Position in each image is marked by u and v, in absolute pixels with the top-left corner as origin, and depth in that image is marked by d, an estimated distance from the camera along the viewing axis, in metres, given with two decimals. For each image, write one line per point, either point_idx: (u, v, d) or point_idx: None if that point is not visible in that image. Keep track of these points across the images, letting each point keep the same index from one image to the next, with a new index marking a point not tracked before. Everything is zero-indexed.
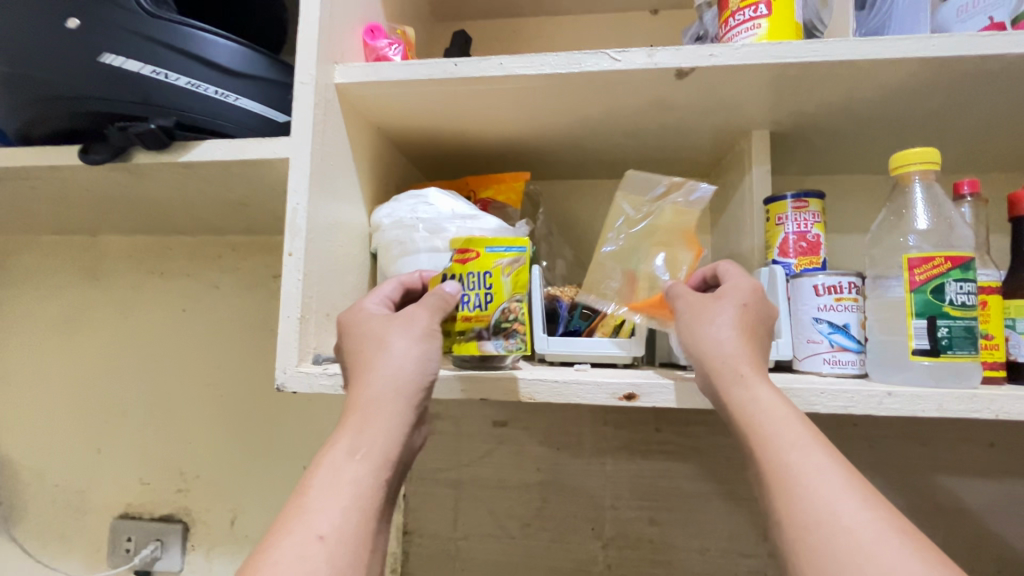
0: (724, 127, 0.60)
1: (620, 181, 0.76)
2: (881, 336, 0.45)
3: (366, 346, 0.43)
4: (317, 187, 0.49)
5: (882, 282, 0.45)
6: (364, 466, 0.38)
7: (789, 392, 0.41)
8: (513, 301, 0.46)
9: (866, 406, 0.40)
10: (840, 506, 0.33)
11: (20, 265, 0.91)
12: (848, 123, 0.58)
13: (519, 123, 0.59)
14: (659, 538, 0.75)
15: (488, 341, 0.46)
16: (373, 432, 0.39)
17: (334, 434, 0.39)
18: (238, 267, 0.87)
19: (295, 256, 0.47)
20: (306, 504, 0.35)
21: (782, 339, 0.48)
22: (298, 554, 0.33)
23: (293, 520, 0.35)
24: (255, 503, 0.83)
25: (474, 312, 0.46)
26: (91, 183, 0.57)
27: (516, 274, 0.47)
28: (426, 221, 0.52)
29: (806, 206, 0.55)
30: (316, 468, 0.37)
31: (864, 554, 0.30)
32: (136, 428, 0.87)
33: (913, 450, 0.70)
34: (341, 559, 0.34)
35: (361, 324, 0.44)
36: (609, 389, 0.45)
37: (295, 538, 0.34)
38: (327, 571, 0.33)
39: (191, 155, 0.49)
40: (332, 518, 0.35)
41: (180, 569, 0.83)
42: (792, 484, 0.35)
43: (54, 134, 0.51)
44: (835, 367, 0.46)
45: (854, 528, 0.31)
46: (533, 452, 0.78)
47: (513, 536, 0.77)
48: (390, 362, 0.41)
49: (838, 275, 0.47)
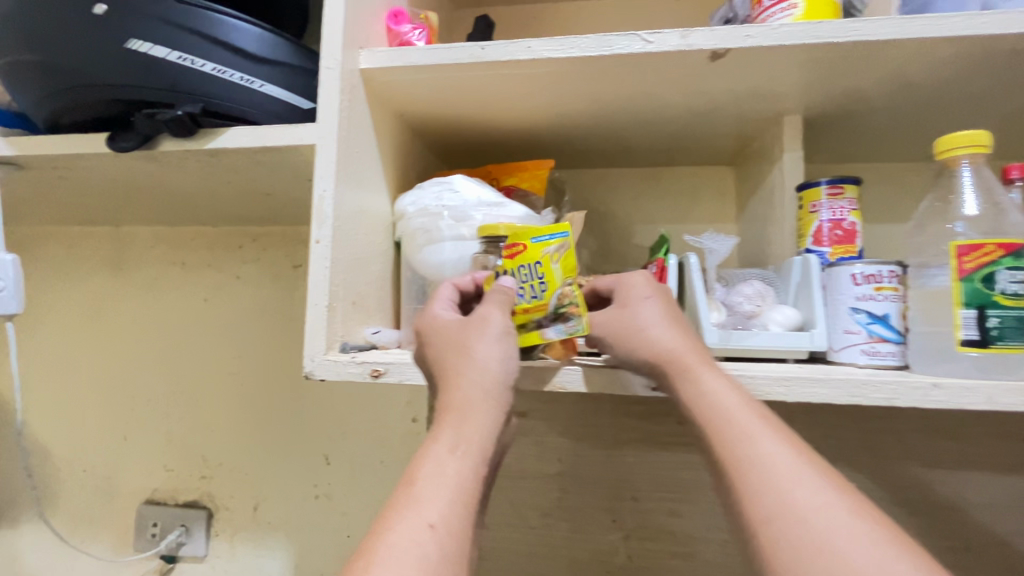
0: (754, 113, 0.58)
1: (643, 170, 0.75)
2: (924, 326, 0.44)
3: (452, 346, 0.42)
4: (343, 174, 0.48)
5: (925, 272, 0.44)
6: (463, 461, 0.37)
7: (829, 382, 0.40)
8: (566, 285, 0.44)
9: (910, 399, 0.39)
10: (793, 494, 0.34)
11: (47, 255, 0.92)
12: (886, 107, 0.56)
13: (544, 109, 0.58)
14: (680, 530, 0.74)
15: (548, 329, 0.44)
16: (470, 430, 0.39)
17: (433, 431, 0.39)
18: (259, 257, 0.87)
19: (323, 244, 0.47)
20: (413, 495, 0.35)
21: (817, 330, 0.47)
22: (411, 540, 0.33)
23: (403, 511, 0.35)
24: (276, 491, 0.84)
25: (530, 303, 0.44)
26: (117, 172, 0.57)
27: (566, 259, 0.44)
28: (452, 209, 0.52)
29: (842, 193, 0.53)
30: (419, 463, 0.37)
31: (822, 541, 0.32)
32: (160, 416, 0.88)
33: (945, 446, 0.68)
34: (451, 550, 0.33)
35: (439, 327, 0.43)
36: (640, 378, 0.45)
37: (407, 527, 0.34)
38: (439, 560, 0.33)
39: (217, 142, 0.49)
40: (440, 508, 0.35)
41: (204, 554, 0.85)
42: (749, 477, 0.35)
43: (81, 122, 0.51)
44: (873, 358, 0.45)
45: (807, 513, 0.33)
46: (554, 443, 0.77)
47: (533, 526, 0.77)
48: (478, 364, 0.41)
49: (878, 264, 0.46)
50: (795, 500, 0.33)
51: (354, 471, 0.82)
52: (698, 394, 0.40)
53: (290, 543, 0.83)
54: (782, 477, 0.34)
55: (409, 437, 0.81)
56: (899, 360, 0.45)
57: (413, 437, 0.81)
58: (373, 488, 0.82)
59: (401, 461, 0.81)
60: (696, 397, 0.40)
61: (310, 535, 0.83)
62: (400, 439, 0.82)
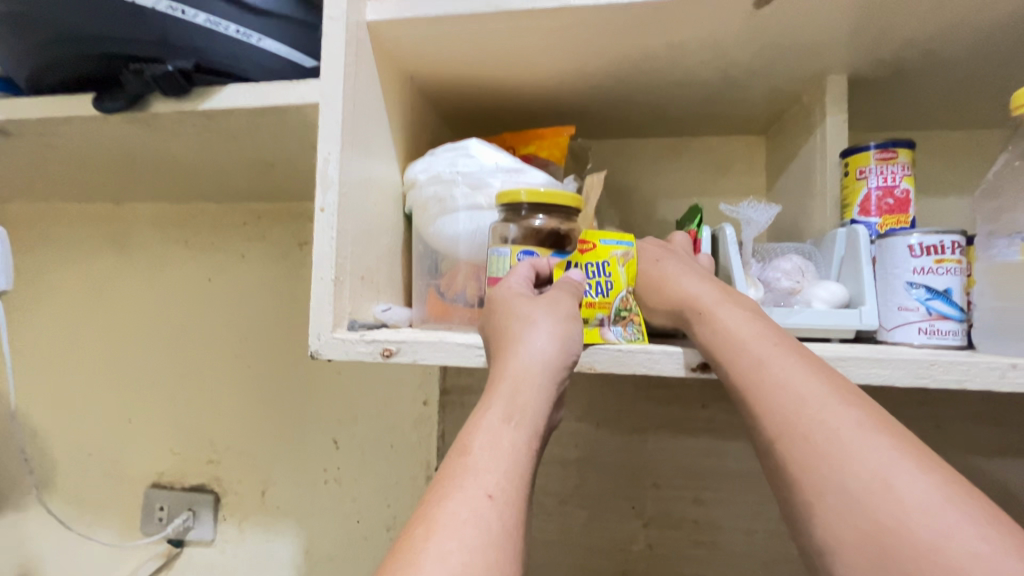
0: (795, 72, 0.54)
1: (667, 140, 0.70)
2: (993, 302, 0.40)
3: (507, 316, 0.39)
4: (349, 137, 0.44)
5: (996, 241, 0.39)
6: (519, 432, 0.35)
7: (890, 362, 0.36)
8: (628, 291, 0.44)
9: (983, 381, 0.35)
10: (815, 419, 0.33)
11: (45, 233, 0.89)
12: (943, 64, 0.51)
13: (565, 69, 0.53)
14: (703, 518, 0.71)
15: (608, 329, 0.42)
16: (525, 401, 0.36)
17: (483, 400, 0.36)
18: (263, 234, 0.83)
19: (327, 212, 0.43)
20: (468, 464, 0.33)
21: (868, 307, 0.43)
22: (470, 511, 0.31)
23: (458, 479, 0.32)
24: (284, 475, 0.82)
25: (596, 299, 0.42)
26: (109, 139, 0.54)
27: (630, 265, 0.44)
28: (467, 176, 0.48)
29: (894, 157, 0.48)
30: (472, 431, 0.35)
31: (849, 459, 0.31)
32: (165, 398, 0.86)
33: (988, 433, 0.64)
34: (511, 523, 0.31)
35: (499, 297, 0.40)
36: (680, 358, 0.40)
37: (463, 497, 0.31)
38: (500, 532, 0.30)
39: (212, 103, 0.46)
40: (498, 477, 0.32)
41: (212, 538, 0.83)
42: (772, 409, 0.35)
43: (67, 81, 0.47)
44: (932, 337, 0.41)
45: (826, 434, 0.32)
46: (571, 428, 0.74)
47: (549, 513, 0.74)
48: (539, 337, 0.38)
49: (940, 234, 0.42)
50: (835, 440, 0.32)
51: (364, 456, 0.80)
52: (720, 336, 0.38)
53: (300, 529, 0.81)
54: (814, 420, 0.33)
55: (421, 421, 0.78)
56: (960, 339, 0.41)
57: (425, 421, 0.78)
58: (383, 473, 0.79)
59: (413, 445, 0.78)
60: (720, 341, 0.38)
61: (320, 520, 0.81)
62: (411, 423, 0.79)
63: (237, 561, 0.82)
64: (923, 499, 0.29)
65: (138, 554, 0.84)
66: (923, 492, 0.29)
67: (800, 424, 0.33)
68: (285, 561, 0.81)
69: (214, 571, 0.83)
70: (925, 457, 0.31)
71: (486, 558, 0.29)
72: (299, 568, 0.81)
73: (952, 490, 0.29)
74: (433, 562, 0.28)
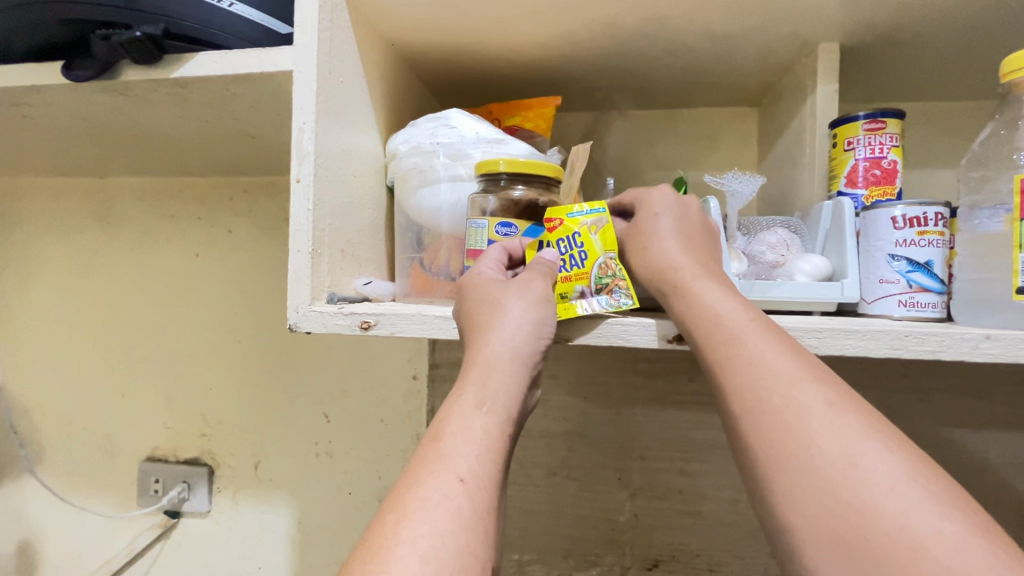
0: (787, 41, 0.52)
1: (658, 111, 0.69)
2: (972, 275, 0.40)
3: (481, 305, 0.39)
4: (325, 106, 0.44)
5: (977, 213, 0.39)
6: (490, 417, 0.35)
7: (868, 334, 0.36)
8: (609, 257, 0.41)
9: (955, 352, 0.35)
10: (783, 390, 0.33)
11: (31, 208, 0.88)
12: (938, 32, 0.49)
13: (550, 37, 0.52)
14: (689, 488, 0.72)
15: (590, 301, 0.41)
16: (496, 386, 0.36)
17: (456, 386, 0.37)
18: (250, 209, 0.83)
19: (304, 183, 0.42)
20: (442, 448, 0.33)
21: (849, 280, 0.43)
22: (442, 494, 0.31)
23: (429, 464, 0.33)
24: (277, 448, 0.83)
25: (572, 273, 0.41)
26: (84, 109, 0.52)
27: (606, 231, 0.42)
28: (448, 146, 0.47)
29: (882, 127, 0.48)
30: (445, 417, 0.35)
31: (808, 435, 0.31)
32: (157, 373, 0.86)
33: (971, 405, 0.65)
34: (482, 503, 0.32)
35: (472, 285, 0.40)
36: (657, 329, 0.41)
37: (435, 480, 0.32)
38: (471, 512, 0.31)
39: (184, 70, 0.44)
40: (469, 461, 0.33)
41: (208, 510, 0.85)
42: (739, 375, 0.35)
43: (35, 49, 0.46)
44: (911, 310, 0.41)
45: (790, 407, 0.32)
46: (559, 401, 0.75)
47: (538, 484, 0.75)
48: (510, 322, 0.38)
49: (923, 206, 0.41)
50: (803, 416, 0.32)
51: (356, 429, 0.81)
52: (698, 309, 0.38)
53: (294, 500, 0.83)
54: (787, 396, 0.33)
55: (411, 395, 0.79)
56: (940, 312, 0.41)
57: (415, 395, 0.79)
58: (375, 446, 0.80)
59: (403, 419, 0.79)
60: (693, 311, 0.38)
61: (313, 492, 0.82)
62: (401, 398, 0.79)
63: (232, 531, 0.84)
64: (886, 476, 0.29)
65: (136, 525, 0.86)
66: (889, 470, 0.29)
67: (774, 401, 0.33)
68: (280, 531, 0.83)
69: (211, 541, 0.85)
70: (896, 440, 0.31)
71: (457, 541, 0.30)
72: (294, 538, 0.83)
73: (921, 472, 0.29)
74: (407, 546, 0.29)
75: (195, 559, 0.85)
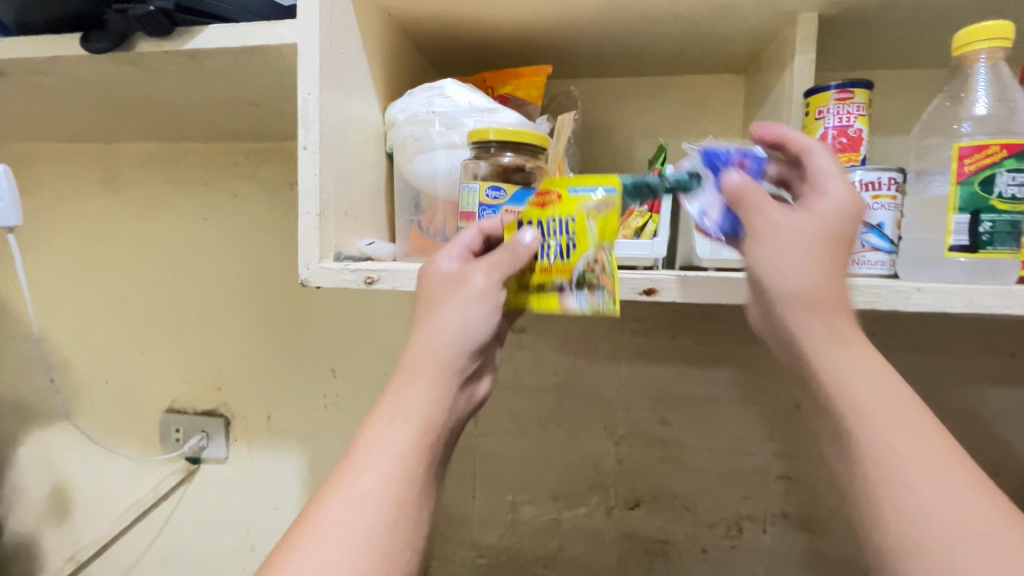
0: (767, 12, 0.54)
1: (647, 79, 0.71)
2: (916, 234, 0.44)
3: (430, 289, 0.43)
4: (328, 78, 0.47)
5: (925, 178, 0.44)
6: (428, 385, 0.41)
7: None
8: (599, 251, 0.42)
9: (891, 300, 0.40)
10: (869, 392, 0.37)
11: (43, 172, 0.92)
12: (910, 5, 0.52)
13: (540, 8, 0.54)
14: (669, 437, 0.78)
15: (570, 296, 0.42)
16: (434, 361, 0.41)
17: (404, 352, 0.43)
18: (255, 175, 0.86)
19: (310, 150, 0.46)
20: (387, 405, 0.41)
21: None
22: (383, 442, 0.40)
23: (376, 416, 0.41)
24: (288, 401, 0.89)
25: (553, 263, 0.43)
26: (98, 78, 0.55)
27: (604, 220, 0.42)
28: (443, 115, 0.50)
29: (851, 97, 0.50)
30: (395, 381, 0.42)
31: (902, 434, 0.35)
32: (172, 332, 0.91)
33: (927, 361, 0.72)
34: (409, 452, 0.39)
35: (428, 274, 0.44)
36: (629, 282, 0.45)
37: (376, 431, 0.40)
38: (399, 458, 0.39)
39: (194, 42, 0.47)
40: (403, 423, 0.40)
41: (225, 457, 0.91)
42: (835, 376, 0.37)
43: (51, 21, 0.49)
44: (863, 267, 0.45)
45: (877, 407, 0.36)
46: (550, 357, 0.80)
47: (530, 433, 0.81)
48: (450, 309, 0.42)
49: (878, 171, 0.45)
50: (879, 413, 0.36)
51: (361, 384, 0.86)
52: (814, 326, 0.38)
53: (304, 448, 0.89)
54: (879, 404, 0.36)
55: None
56: (889, 270, 0.45)
57: None
58: (379, 399, 0.86)
59: None
60: (816, 338, 0.38)
61: (322, 441, 0.89)
62: (403, 354, 0.85)
63: (249, 476, 0.91)
64: (964, 471, 0.34)
65: (160, 470, 0.93)
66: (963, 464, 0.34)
67: (868, 407, 0.36)
68: (292, 476, 0.90)
69: (229, 486, 0.92)
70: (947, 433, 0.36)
71: (389, 480, 0.39)
72: (306, 483, 0.90)
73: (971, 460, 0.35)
74: (356, 475, 0.39)
75: (215, 502, 0.93)
